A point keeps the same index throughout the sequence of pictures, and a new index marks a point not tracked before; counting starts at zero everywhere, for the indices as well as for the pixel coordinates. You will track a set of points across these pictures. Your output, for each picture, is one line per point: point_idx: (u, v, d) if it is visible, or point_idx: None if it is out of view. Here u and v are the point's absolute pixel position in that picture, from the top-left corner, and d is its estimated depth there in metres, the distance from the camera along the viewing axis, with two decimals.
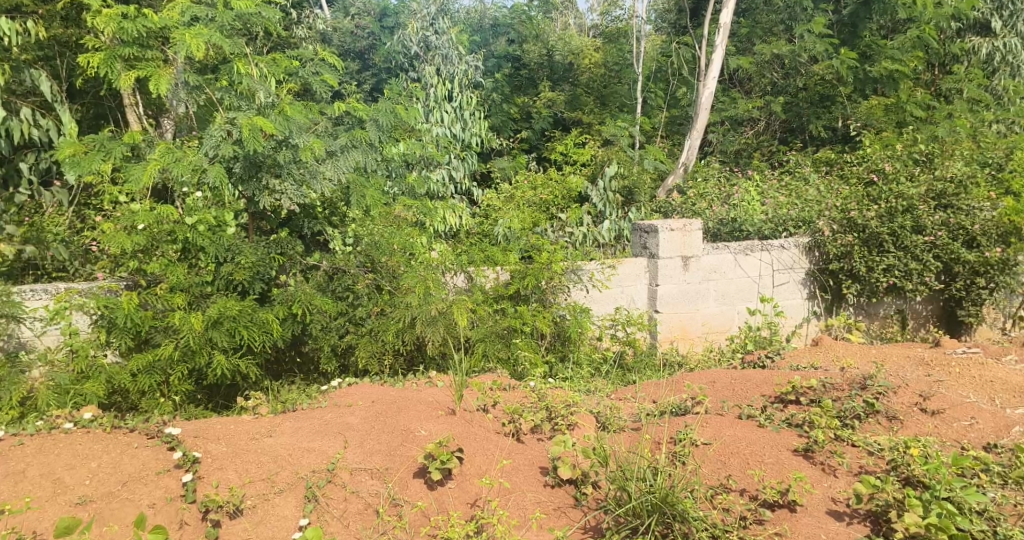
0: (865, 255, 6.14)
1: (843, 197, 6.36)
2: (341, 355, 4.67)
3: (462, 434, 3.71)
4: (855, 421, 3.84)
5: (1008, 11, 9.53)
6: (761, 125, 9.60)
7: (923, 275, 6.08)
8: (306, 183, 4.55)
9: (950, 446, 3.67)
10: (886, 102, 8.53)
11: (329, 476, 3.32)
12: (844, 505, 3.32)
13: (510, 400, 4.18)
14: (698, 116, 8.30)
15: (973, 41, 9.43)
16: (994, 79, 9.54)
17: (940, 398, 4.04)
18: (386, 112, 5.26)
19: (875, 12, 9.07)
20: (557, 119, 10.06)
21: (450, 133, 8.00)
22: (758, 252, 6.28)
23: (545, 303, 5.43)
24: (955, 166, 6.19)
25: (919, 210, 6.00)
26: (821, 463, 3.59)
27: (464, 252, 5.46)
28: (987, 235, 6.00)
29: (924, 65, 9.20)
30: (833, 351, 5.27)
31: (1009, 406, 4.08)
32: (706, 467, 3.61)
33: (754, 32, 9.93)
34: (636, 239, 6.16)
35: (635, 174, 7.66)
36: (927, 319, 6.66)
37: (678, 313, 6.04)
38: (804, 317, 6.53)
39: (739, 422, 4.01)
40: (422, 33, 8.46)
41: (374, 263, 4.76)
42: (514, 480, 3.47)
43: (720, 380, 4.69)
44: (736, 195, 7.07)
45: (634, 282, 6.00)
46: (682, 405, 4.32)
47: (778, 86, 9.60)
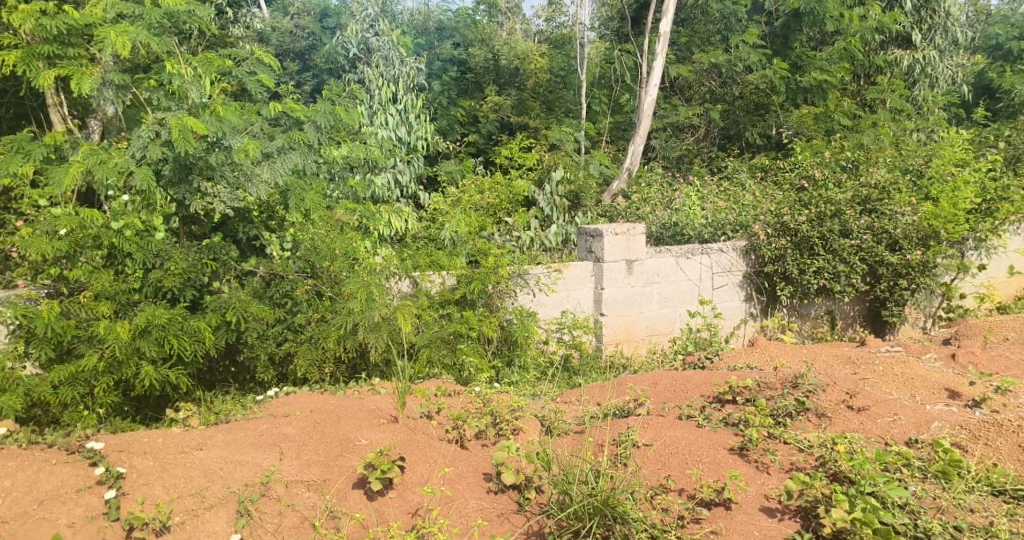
0: (797, 258, 6.33)
1: (777, 202, 6.55)
2: (279, 364, 4.53)
3: (403, 443, 3.67)
4: (787, 419, 3.96)
5: (927, 25, 9.82)
6: (701, 131, 9.81)
7: (850, 277, 6.33)
8: (241, 186, 4.43)
9: (874, 441, 3.79)
10: (816, 111, 8.86)
11: (263, 489, 3.24)
12: (775, 502, 3.41)
13: (454, 406, 4.17)
14: (641, 122, 8.48)
15: (895, 54, 9.71)
16: (914, 89, 9.95)
17: (865, 396, 4.19)
18: (324, 113, 5.19)
19: (805, 24, 9.36)
20: (503, 124, 10.08)
21: (394, 136, 7.92)
22: (699, 256, 6.39)
23: (492, 308, 5.43)
24: (878, 173, 6.53)
25: (845, 215, 6.27)
26: (754, 461, 3.68)
27: (409, 257, 5.42)
28: (908, 239, 6.33)
29: (851, 76, 9.49)
30: (767, 352, 5.37)
31: (929, 402, 4.25)
32: (647, 468, 3.66)
33: (692, 41, 10.08)
34: (581, 243, 6.21)
35: (581, 178, 7.73)
36: (854, 319, 6.90)
37: (621, 316, 6.12)
38: (742, 318, 6.68)
39: (679, 423, 4.08)
40: (362, 34, 8.41)
41: (313, 268, 4.71)
42: (455, 488, 3.45)
43: (662, 381, 4.79)
44: (678, 200, 7.19)
45: (579, 286, 6.03)
46: (625, 407, 4.40)
47: (717, 93, 9.80)
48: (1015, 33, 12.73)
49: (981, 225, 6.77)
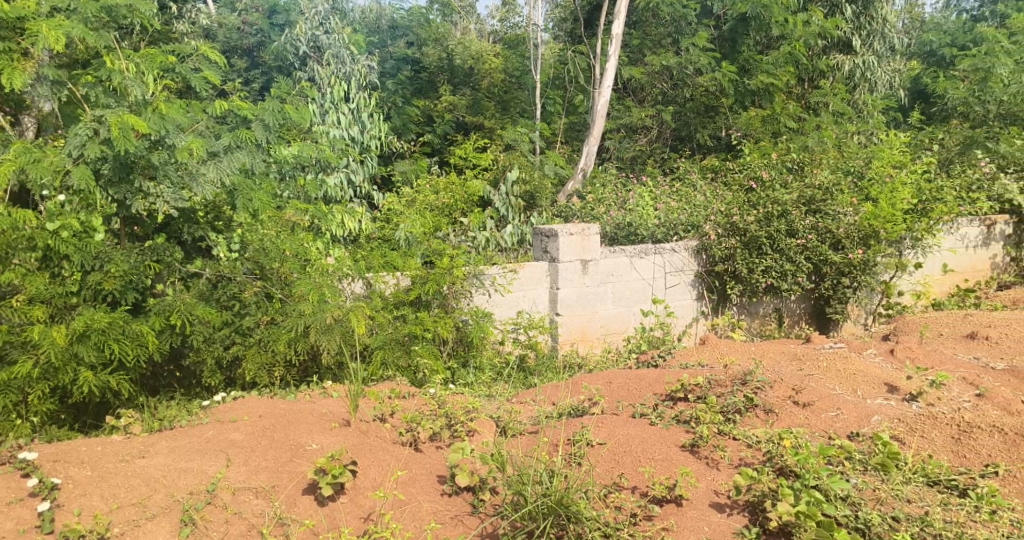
0: (746, 258, 6.47)
1: (727, 202, 6.68)
2: (226, 368, 4.41)
3: (355, 447, 3.63)
4: (736, 415, 4.05)
5: (867, 31, 9.99)
6: (653, 133, 9.99)
7: (795, 276, 6.51)
8: (185, 186, 4.30)
9: (818, 435, 3.89)
10: (763, 113, 9.06)
11: (209, 497, 3.16)
12: (725, 497, 3.47)
13: (409, 408, 4.14)
14: (595, 123, 8.55)
15: (836, 59, 9.84)
16: (855, 93, 10.10)
17: (810, 391, 4.30)
18: (272, 112, 5.13)
19: (752, 28, 9.58)
20: (459, 123, 10.07)
21: (347, 136, 7.82)
22: (651, 256, 6.47)
23: (447, 309, 5.39)
24: (822, 174, 6.73)
25: (792, 216, 6.44)
26: (704, 457, 3.74)
27: (361, 257, 5.35)
28: (850, 239, 6.54)
29: (795, 80, 9.71)
30: (718, 350, 5.45)
31: (869, 396, 4.38)
32: (601, 466, 3.69)
33: (644, 44, 10.20)
34: (537, 243, 6.23)
35: (536, 179, 7.78)
36: (800, 317, 7.07)
37: (577, 316, 6.16)
38: (694, 316, 6.78)
39: (633, 422, 4.13)
40: (311, 32, 8.28)
41: (262, 270, 4.60)
42: (409, 491, 3.42)
43: (616, 379, 4.84)
44: (631, 200, 7.27)
45: (534, 287, 6.04)
46: (580, 406, 4.44)
47: (668, 95, 9.96)
48: (947, 40, 13.17)
49: (917, 224, 6.98)
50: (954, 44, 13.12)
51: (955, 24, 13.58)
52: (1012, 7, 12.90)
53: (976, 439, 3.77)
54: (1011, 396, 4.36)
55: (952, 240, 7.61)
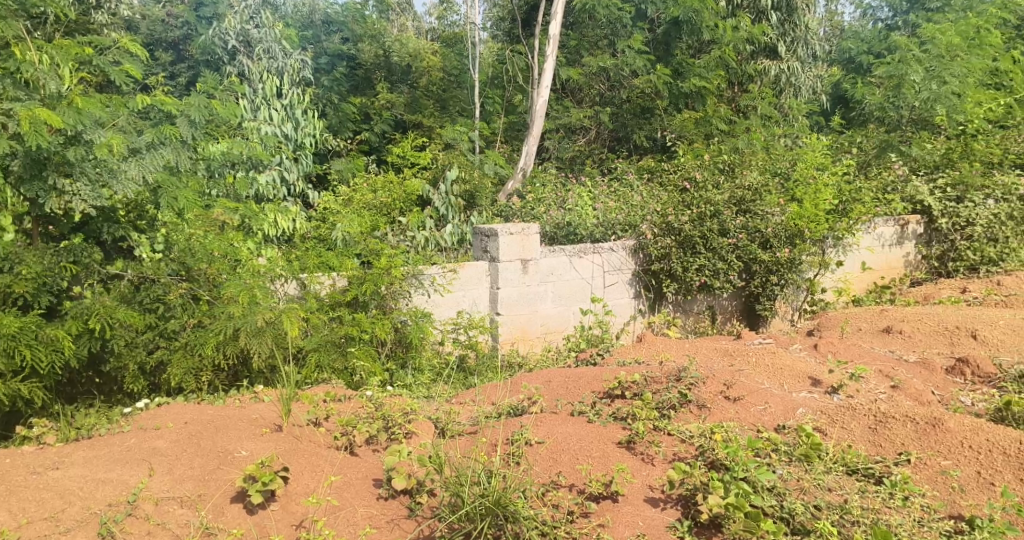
0: (681, 257, 6.61)
1: (662, 203, 6.80)
2: (150, 373, 4.23)
3: (287, 452, 3.53)
4: (670, 411, 4.11)
5: (790, 38, 10.28)
6: (591, 134, 10.13)
7: (727, 274, 6.69)
8: (104, 183, 4.09)
9: (747, 429, 3.99)
10: (696, 116, 9.26)
11: (129, 509, 3.03)
12: (659, 492, 3.52)
13: (344, 411, 4.06)
14: (534, 122, 8.56)
15: (764, 63, 10.07)
16: (781, 98, 10.41)
17: (741, 386, 4.41)
18: (198, 108, 4.91)
19: (684, 32, 9.80)
20: (397, 122, 10.00)
21: (280, 133, 7.63)
22: (591, 255, 6.52)
23: (384, 309, 5.28)
24: (751, 176, 6.93)
25: (723, 215, 6.63)
26: (640, 453, 3.79)
27: (296, 258, 5.22)
28: (778, 238, 6.78)
29: (725, 83, 9.93)
30: (655, 346, 5.55)
31: (795, 390, 4.52)
32: (539, 466, 3.70)
33: (581, 45, 10.29)
34: (477, 243, 6.23)
35: (476, 178, 7.78)
36: (732, 314, 7.25)
37: (517, 315, 6.17)
38: (631, 315, 6.87)
39: (572, 420, 4.16)
40: (240, 26, 8.05)
41: (189, 271, 4.40)
42: (343, 497, 3.35)
43: (555, 378, 4.86)
44: (570, 200, 7.31)
45: (475, 286, 6.03)
46: (518, 406, 4.46)
47: (606, 97, 10.11)
48: (864, 48, 13.67)
49: (838, 224, 7.26)
50: (871, 52, 13.60)
51: (871, 33, 14.10)
52: (923, 17, 13.50)
53: (890, 428, 3.89)
54: (922, 388, 4.59)
55: (869, 239, 7.95)
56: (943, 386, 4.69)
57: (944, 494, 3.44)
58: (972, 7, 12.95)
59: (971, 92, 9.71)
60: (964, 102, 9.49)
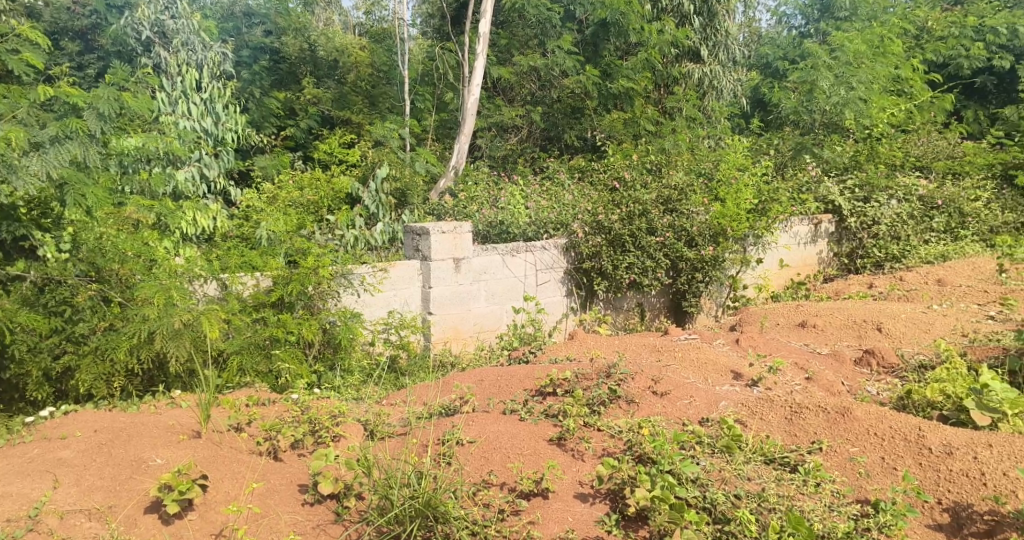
0: (611, 255, 6.70)
1: (592, 202, 6.90)
2: (57, 379, 4.01)
3: (205, 460, 3.40)
4: (600, 407, 4.16)
5: (712, 42, 10.54)
6: (523, 133, 10.16)
7: (655, 272, 6.84)
8: (3, 179, 3.84)
9: (673, 422, 4.08)
10: (625, 116, 9.42)
11: (30, 524, 2.87)
12: (589, 487, 3.56)
13: (268, 416, 3.96)
14: (465, 121, 8.50)
15: (687, 67, 10.28)
16: (704, 100, 10.67)
17: (667, 381, 4.50)
18: (107, 101, 4.76)
19: (612, 34, 9.96)
20: (324, 118, 9.82)
21: (200, 128, 7.36)
22: (523, 254, 6.54)
23: (312, 310, 5.13)
24: (677, 176, 7.08)
25: (651, 215, 6.76)
26: (570, 450, 3.82)
27: (216, 257, 5.03)
28: (702, 237, 6.95)
29: (652, 85, 10.12)
30: (586, 343, 5.60)
31: (717, 384, 4.65)
32: (470, 466, 3.68)
33: (511, 44, 10.29)
34: (409, 242, 6.16)
35: (407, 176, 7.68)
36: (660, 311, 7.40)
37: (450, 314, 6.13)
38: (563, 313, 6.92)
39: (503, 418, 4.17)
40: (155, 16, 7.69)
41: (98, 272, 4.19)
42: (266, 503, 3.25)
43: (487, 377, 4.85)
44: (502, 199, 7.30)
45: (406, 285, 5.97)
46: (450, 405, 4.45)
47: (536, 96, 10.17)
48: (780, 54, 14.15)
49: (758, 223, 7.49)
50: (786, 58, 14.09)
51: (786, 39, 14.59)
52: (832, 26, 13.85)
53: (805, 418, 4.04)
54: (833, 379, 4.80)
55: (787, 237, 8.25)
56: (851, 377, 4.90)
57: (852, 479, 3.59)
58: (875, 18, 13.61)
59: (876, 97, 10.05)
60: (871, 107, 9.92)
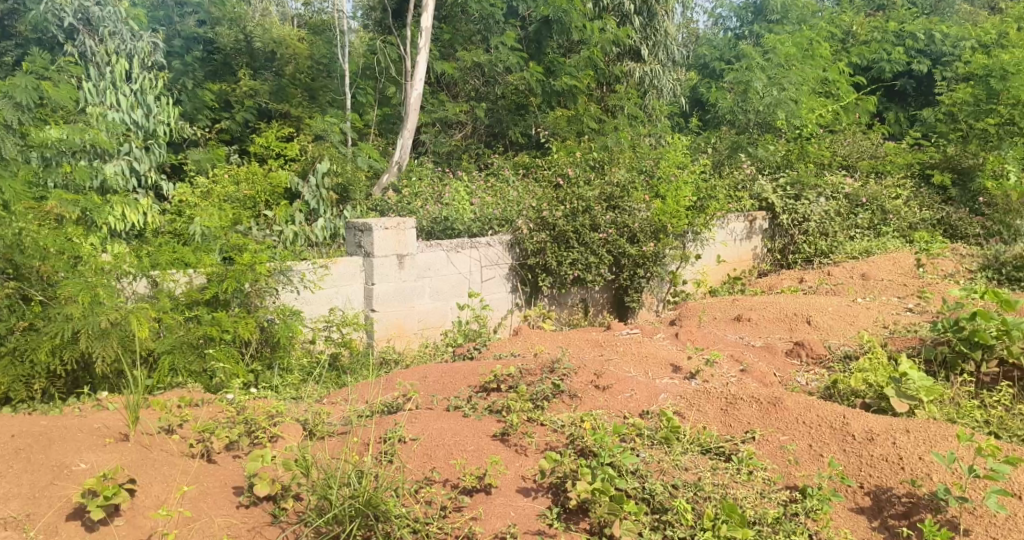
0: (555, 251, 6.74)
1: (537, 198, 6.90)
2: None
3: (133, 463, 3.28)
4: (543, 402, 4.19)
5: (652, 42, 10.69)
6: (468, 129, 10.13)
7: (598, 268, 6.91)
8: None
9: (614, 415, 4.13)
10: (568, 114, 9.49)
11: None
12: (531, 482, 3.58)
13: (202, 417, 3.85)
14: (408, 116, 8.42)
15: (629, 65, 10.42)
16: (646, 99, 10.78)
17: (610, 375, 4.55)
18: (23, 89, 5.10)
19: (555, 31, 10.02)
20: (261, 111, 9.58)
21: (129, 120, 7.14)
22: (467, 250, 6.53)
23: (249, 308, 5.01)
24: (619, 173, 7.18)
25: (594, 211, 6.83)
26: (513, 445, 3.84)
27: (146, 254, 4.84)
28: (644, 233, 7.10)
29: (594, 83, 10.21)
30: (530, 339, 5.62)
31: (658, 377, 4.73)
32: (412, 463, 3.66)
33: (454, 39, 10.21)
34: (351, 237, 6.07)
35: (349, 171, 7.57)
36: (603, 306, 7.48)
37: (393, 311, 6.06)
38: (508, 309, 6.93)
39: (446, 415, 4.16)
40: (78, 2, 7.32)
41: (17, 269, 4.04)
42: (198, 507, 3.16)
43: (431, 374, 4.83)
44: (446, 195, 7.27)
45: (348, 282, 5.88)
46: (393, 403, 4.41)
47: (481, 92, 10.14)
48: (717, 55, 14.48)
49: (697, 220, 7.65)
50: (722, 59, 14.43)
51: (722, 40, 14.92)
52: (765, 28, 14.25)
53: (739, 409, 4.15)
54: (767, 370, 4.95)
55: (724, 234, 8.44)
56: (783, 367, 5.06)
57: (782, 467, 3.70)
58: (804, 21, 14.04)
59: (805, 98, 10.47)
60: (801, 107, 10.28)
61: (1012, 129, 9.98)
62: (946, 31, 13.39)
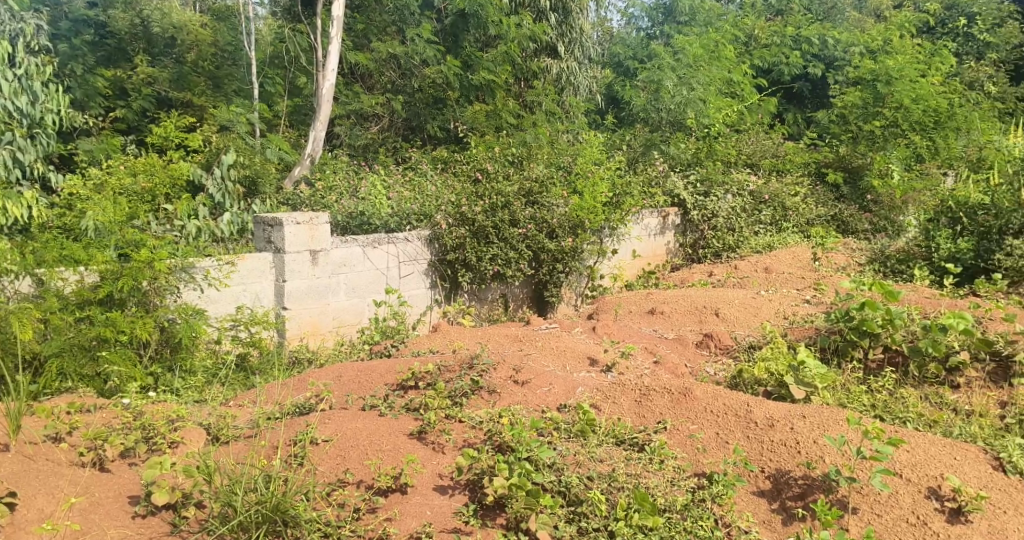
0: (475, 246, 6.69)
1: (456, 193, 6.83)
2: None
3: (13, 475, 3.06)
4: (462, 398, 4.15)
5: (568, 38, 10.80)
6: (385, 122, 10.01)
7: (518, 263, 6.90)
8: None
9: (533, 410, 4.13)
10: (486, 108, 9.47)
11: None
12: (448, 479, 3.54)
13: (94, 423, 3.64)
14: (322, 107, 8.19)
15: (546, 62, 10.49)
16: (563, 95, 10.86)
17: (528, 370, 4.55)
18: None
19: (471, 25, 9.99)
20: (161, 99, 9.13)
21: (11, 108, 6.63)
22: (385, 246, 6.40)
23: (147, 307, 4.74)
24: (538, 168, 7.22)
25: (514, 207, 6.83)
26: (431, 443, 3.79)
27: (31, 250, 4.50)
28: (562, 229, 7.13)
29: (512, 77, 10.22)
30: (448, 336, 5.56)
31: (575, 370, 4.76)
32: (324, 465, 3.56)
33: (368, 29, 10.01)
34: (260, 233, 5.86)
35: (258, 163, 7.35)
36: (523, 301, 7.49)
37: (306, 309, 5.89)
38: (428, 305, 6.83)
39: (362, 415, 4.07)
40: None
41: None
42: (89, 520, 2.97)
43: (346, 373, 4.71)
44: (363, 189, 7.13)
45: (257, 279, 5.68)
46: (306, 404, 4.28)
47: (397, 84, 10.00)
48: (630, 54, 14.81)
49: (613, 215, 7.78)
50: (635, 58, 14.76)
51: (636, 39, 15.27)
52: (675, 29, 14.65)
53: (652, 400, 4.22)
54: (678, 361, 5.08)
55: (639, 229, 8.62)
56: (693, 358, 5.21)
57: (691, 455, 3.80)
58: (711, 23, 14.52)
59: (713, 97, 10.81)
60: (709, 106, 10.64)
61: (896, 130, 10.63)
62: (838, 37, 14.15)
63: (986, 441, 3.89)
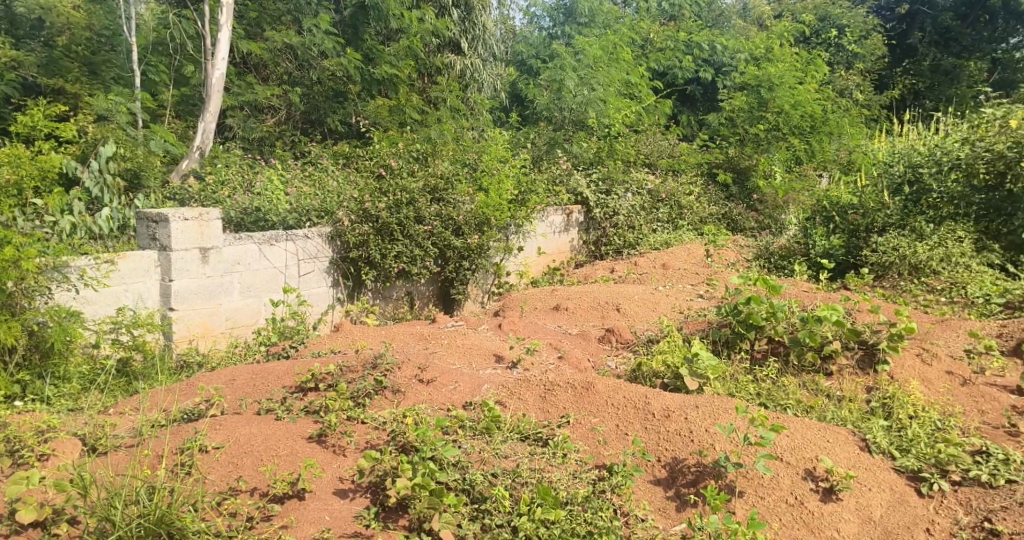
0: (379, 244, 6.56)
1: (359, 189, 6.68)
2: None
3: None
4: (365, 399, 4.05)
5: (471, 35, 10.74)
6: (281, 115, 9.67)
7: (424, 260, 6.81)
8: None
9: (437, 409, 4.07)
10: (389, 103, 9.31)
11: None
12: (349, 482, 3.43)
13: None
14: (211, 98, 7.82)
15: (449, 58, 10.42)
16: (467, 92, 10.81)
17: (433, 369, 4.48)
18: None
19: (371, 18, 9.83)
20: (27, 85, 8.70)
21: None
22: (283, 243, 6.17)
23: (13, 309, 4.35)
24: (442, 165, 7.15)
25: (418, 204, 6.74)
26: (331, 446, 3.66)
27: None
28: (468, 226, 7.09)
29: (416, 73, 10.10)
30: (351, 335, 5.41)
31: (481, 368, 4.74)
32: (215, 474, 3.39)
33: (261, 18, 9.67)
34: (144, 229, 5.54)
35: (140, 156, 6.91)
36: (429, 298, 7.40)
37: (196, 310, 5.60)
38: (329, 304, 6.63)
39: (256, 419, 3.90)
40: None
41: None
42: None
43: (241, 376, 4.50)
44: (258, 184, 6.84)
45: (141, 278, 5.36)
46: (195, 410, 4.06)
47: (294, 76, 9.70)
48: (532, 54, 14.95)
49: (518, 213, 7.81)
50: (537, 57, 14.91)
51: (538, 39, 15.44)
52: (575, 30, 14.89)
53: (556, 395, 4.24)
54: (581, 356, 5.15)
55: (543, 226, 8.70)
56: (595, 353, 5.29)
57: (593, 447, 3.85)
58: (609, 26, 14.86)
59: (613, 98, 10.97)
60: (608, 106, 10.81)
61: (778, 134, 11.18)
62: (726, 43, 14.82)
63: (855, 423, 4.15)
